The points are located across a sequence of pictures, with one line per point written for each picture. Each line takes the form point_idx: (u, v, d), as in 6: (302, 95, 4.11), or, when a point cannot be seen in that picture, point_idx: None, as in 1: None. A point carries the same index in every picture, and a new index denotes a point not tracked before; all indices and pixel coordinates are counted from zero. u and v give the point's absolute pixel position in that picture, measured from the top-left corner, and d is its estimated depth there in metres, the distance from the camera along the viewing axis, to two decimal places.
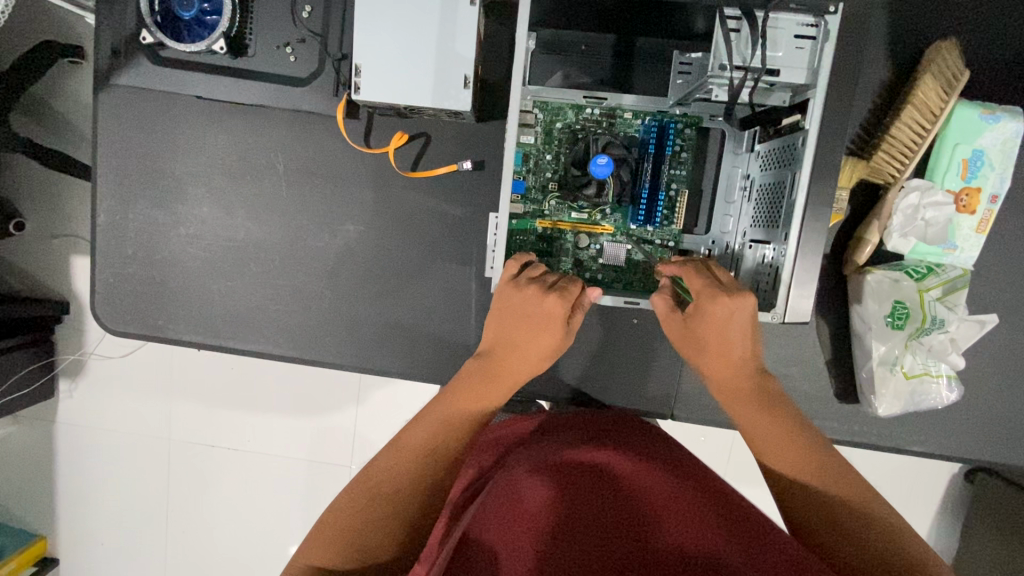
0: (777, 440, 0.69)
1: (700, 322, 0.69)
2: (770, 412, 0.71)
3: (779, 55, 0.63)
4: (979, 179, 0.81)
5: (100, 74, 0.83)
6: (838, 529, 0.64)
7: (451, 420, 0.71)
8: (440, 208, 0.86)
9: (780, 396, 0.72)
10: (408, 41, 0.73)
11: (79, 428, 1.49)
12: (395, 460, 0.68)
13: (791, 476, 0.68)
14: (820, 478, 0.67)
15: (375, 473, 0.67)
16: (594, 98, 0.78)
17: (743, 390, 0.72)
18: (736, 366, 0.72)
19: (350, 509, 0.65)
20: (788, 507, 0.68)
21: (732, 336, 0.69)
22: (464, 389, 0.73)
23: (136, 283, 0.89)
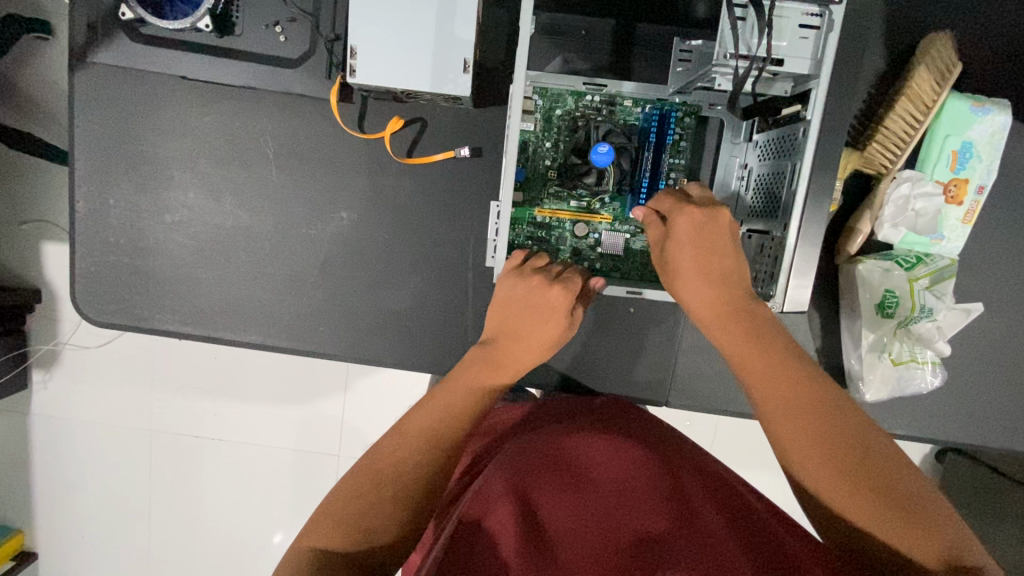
0: (773, 381, 0.62)
1: (697, 244, 0.66)
2: (766, 350, 0.63)
3: (783, 44, 0.63)
4: (967, 170, 0.83)
5: (75, 52, 0.78)
6: (848, 479, 0.56)
7: (450, 403, 0.70)
8: (437, 195, 0.85)
9: (773, 327, 0.65)
10: (406, 22, 0.71)
11: (56, 419, 1.44)
12: (400, 442, 0.67)
13: (795, 419, 0.59)
14: (826, 422, 0.58)
15: (377, 459, 0.65)
16: (594, 85, 0.77)
17: (732, 320, 0.66)
18: (728, 291, 0.66)
19: (352, 493, 0.63)
20: (794, 455, 0.59)
21: (713, 249, 0.66)
22: (465, 374, 0.72)
23: (120, 272, 0.86)
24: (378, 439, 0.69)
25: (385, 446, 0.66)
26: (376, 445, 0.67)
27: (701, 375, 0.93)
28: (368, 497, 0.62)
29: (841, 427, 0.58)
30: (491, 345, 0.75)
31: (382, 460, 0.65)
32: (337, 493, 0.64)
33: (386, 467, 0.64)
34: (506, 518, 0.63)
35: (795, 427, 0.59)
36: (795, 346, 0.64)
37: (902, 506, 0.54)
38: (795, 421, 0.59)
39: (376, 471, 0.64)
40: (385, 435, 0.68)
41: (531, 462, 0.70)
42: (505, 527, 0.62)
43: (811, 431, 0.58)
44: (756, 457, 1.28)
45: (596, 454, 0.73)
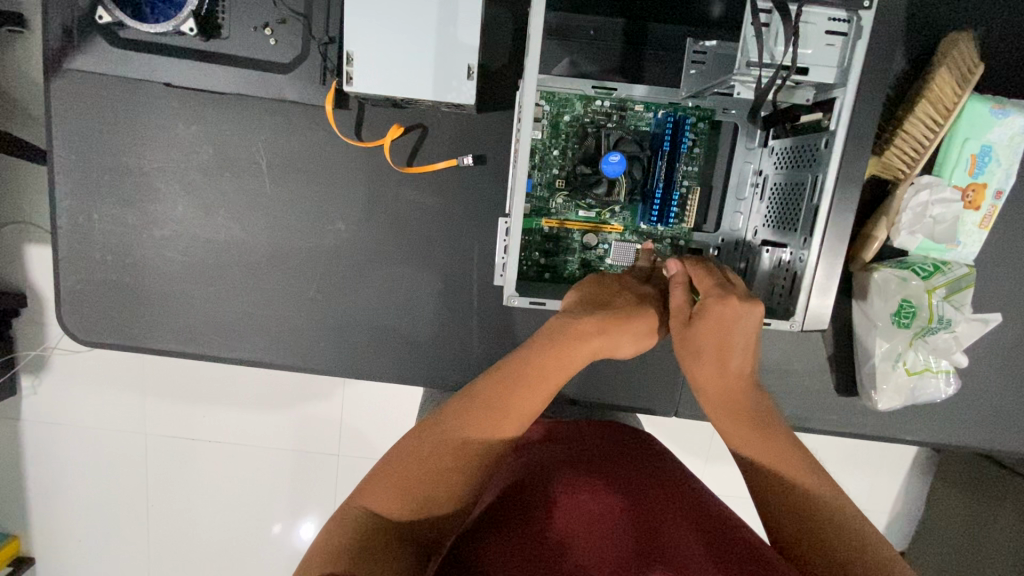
0: (769, 459, 0.64)
1: (708, 326, 0.65)
2: (765, 431, 0.66)
3: (809, 52, 0.59)
4: (986, 174, 0.81)
5: (49, 57, 0.73)
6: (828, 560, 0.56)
7: (504, 409, 0.63)
8: (439, 206, 0.81)
9: (773, 413, 0.68)
10: (406, 25, 0.67)
11: (48, 428, 1.41)
12: (469, 417, 0.62)
13: (784, 496, 0.62)
14: (817, 508, 0.59)
15: (440, 428, 0.62)
16: (603, 89, 0.73)
17: (733, 399, 0.68)
18: (734, 377, 0.68)
19: (408, 457, 0.61)
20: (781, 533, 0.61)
21: (731, 340, 0.65)
22: (515, 374, 0.64)
23: (107, 290, 0.82)
24: (422, 419, 0.65)
25: (430, 430, 0.63)
26: (422, 422, 0.64)
27: None
28: (406, 476, 0.60)
29: (831, 517, 0.59)
30: (549, 333, 0.67)
31: (430, 438, 0.62)
32: (378, 468, 0.62)
33: (432, 449, 0.61)
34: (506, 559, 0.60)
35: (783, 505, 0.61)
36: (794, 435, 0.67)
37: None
38: (786, 499, 0.61)
39: (421, 450, 0.61)
40: (456, 400, 0.64)
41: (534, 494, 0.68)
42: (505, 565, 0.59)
43: (800, 513, 0.60)
44: None
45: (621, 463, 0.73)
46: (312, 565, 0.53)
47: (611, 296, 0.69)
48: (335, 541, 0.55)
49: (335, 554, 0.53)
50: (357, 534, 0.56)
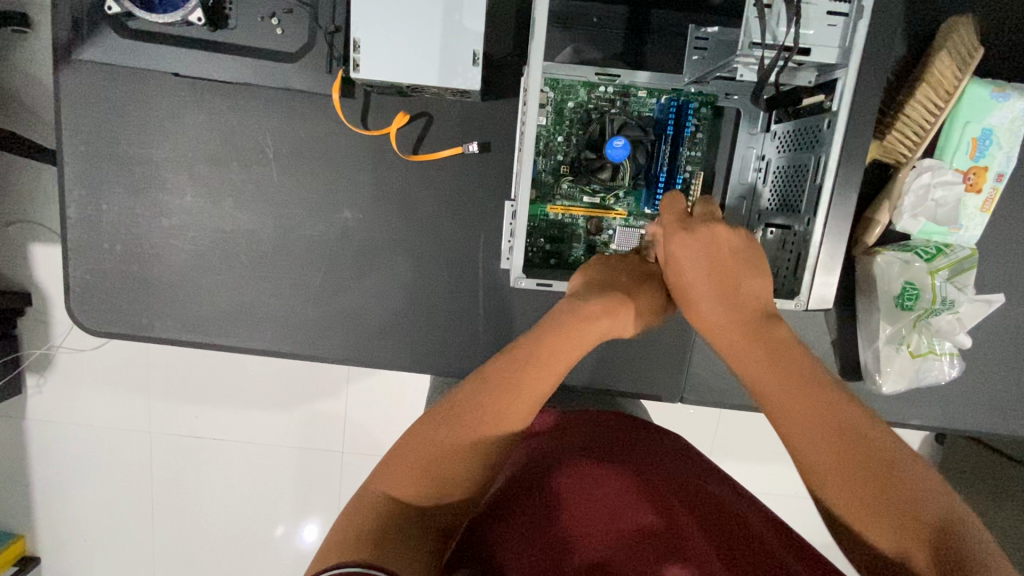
0: (790, 398, 0.56)
1: (716, 272, 0.64)
2: (785, 362, 0.59)
3: (810, 33, 0.60)
4: (987, 158, 0.81)
5: (59, 48, 0.74)
6: (863, 503, 0.50)
7: (516, 388, 0.62)
8: (445, 194, 0.82)
9: (793, 345, 0.61)
10: (411, 12, 0.67)
11: (53, 426, 1.41)
12: (485, 399, 0.61)
13: (811, 438, 0.54)
14: (855, 442, 0.52)
15: (456, 411, 0.61)
16: (607, 76, 0.73)
17: (747, 337, 0.62)
18: (743, 315, 0.63)
19: (426, 443, 0.59)
20: (815, 473, 0.53)
21: (726, 262, 0.64)
22: (526, 356, 0.64)
23: (116, 280, 0.82)
24: (428, 409, 0.64)
25: (438, 420, 0.61)
26: (428, 413, 0.63)
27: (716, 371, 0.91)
28: (420, 465, 0.59)
29: (869, 448, 0.52)
30: (558, 313, 0.67)
31: (439, 426, 0.60)
32: (389, 458, 0.60)
33: (443, 437, 0.59)
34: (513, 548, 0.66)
35: (812, 450, 0.53)
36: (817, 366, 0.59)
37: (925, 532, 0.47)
38: (813, 442, 0.54)
39: (432, 438, 0.60)
40: (467, 384, 0.63)
41: (546, 479, 0.74)
42: (511, 554, 0.66)
43: (828, 440, 0.53)
44: (765, 448, 1.28)
45: (620, 446, 0.78)
46: (331, 554, 0.52)
47: (617, 274, 0.71)
48: (352, 530, 0.54)
49: (355, 542, 0.53)
50: (373, 521, 0.55)
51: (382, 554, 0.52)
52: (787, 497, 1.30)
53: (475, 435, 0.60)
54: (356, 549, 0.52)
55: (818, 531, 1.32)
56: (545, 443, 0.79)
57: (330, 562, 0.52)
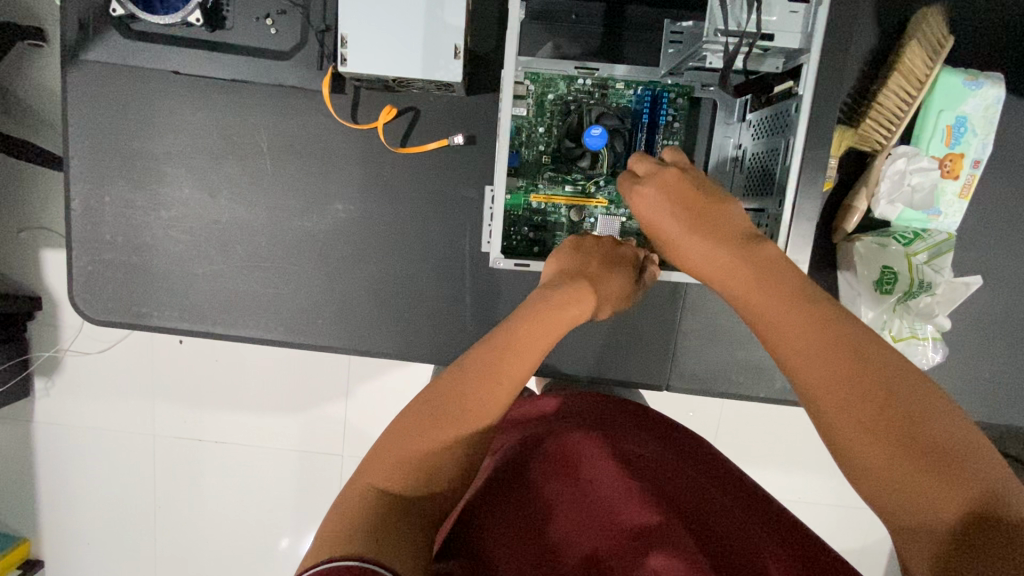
0: (783, 316, 0.54)
1: (689, 214, 0.64)
2: (773, 281, 0.57)
3: (773, 19, 0.63)
4: (962, 145, 0.83)
5: (66, 50, 0.79)
6: (878, 434, 0.47)
7: (495, 376, 0.61)
8: (432, 185, 0.85)
9: (778, 263, 0.59)
10: (396, 9, 0.71)
11: (58, 426, 1.44)
12: (468, 383, 0.60)
13: (817, 365, 0.50)
14: (849, 351, 0.50)
15: (439, 396, 0.60)
16: (586, 69, 0.77)
17: (734, 262, 0.60)
18: (729, 243, 0.61)
19: (410, 430, 0.58)
20: (811, 388, 0.51)
21: (695, 206, 0.64)
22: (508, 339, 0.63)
23: (117, 271, 0.86)
24: (414, 397, 0.62)
25: (425, 409, 0.59)
26: (414, 402, 0.61)
27: (704, 360, 0.91)
28: (409, 456, 0.57)
29: (862, 357, 0.50)
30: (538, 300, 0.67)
31: (428, 416, 0.59)
32: (375, 451, 0.59)
33: (433, 427, 0.58)
34: (503, 539, 0.65)
35: (820, 379, 0.50)
36: (806, 284, 0.57)
37: (932, 454, 0.45)
38: (822, 371, 0.50)
39: (421, 428, 0.58)
40: (448, 372, 0.62)
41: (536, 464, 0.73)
42: (501, 546, 0.65)
43: (822, 354, 0.51)
44: (761, 445, 1.27)
45: (614, 429, 0.78)
46: (324, 548, 0.51)
47: (588, 260, 0.72)
48: (344, 522, 0.53)
49: (350, 532, 0.52)
50: (369, 512, 0.54)
51: (379, 548, 0.51)
52: (785, 495, 1.29)
53: (465, 422, 0.59)
54: (351, 540, 0.51)
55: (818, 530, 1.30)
56: (533, 431, 0.79)
57: (326, 554, 0.50)
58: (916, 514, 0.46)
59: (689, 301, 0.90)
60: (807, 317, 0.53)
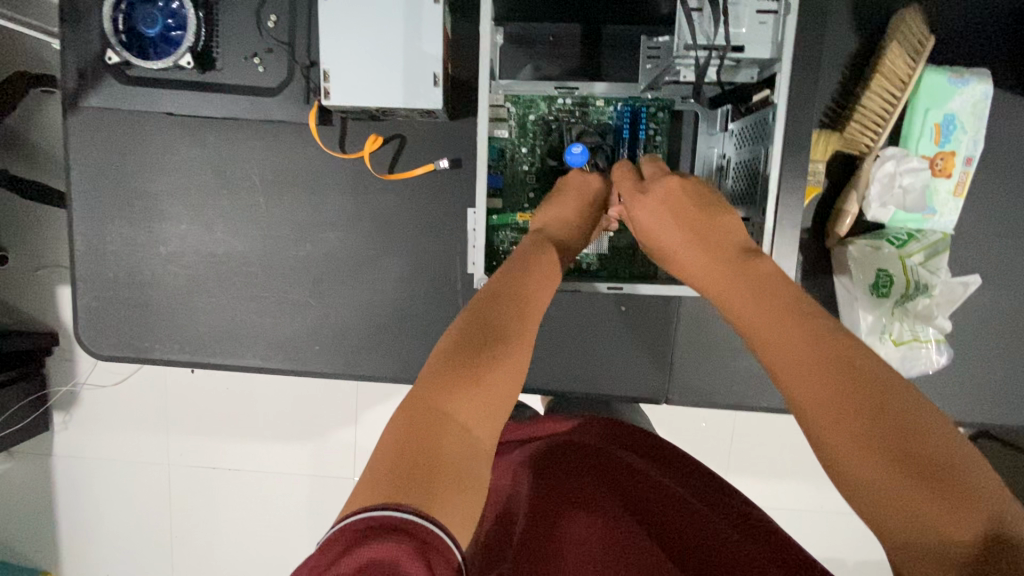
0: (775, 327, 0.53)
1: (681, 218, 0.64)
2: (766, 292, 0.56)
3: (742, 31, 0.64)
4: (952, 143, 0.81)
5: (67, 97, 0.82)
6: (874, 446, 0.45)
7: (523, 300, 0.60)
8: (420, 208, 0.86)
9: (774, 273, 0.57)
10: (375, 42, 0.73)
11: (75, 459, 1.47)
12: (504, 308, 0.58)
13: (812, 376, 0.49)
14: (850, 362, 0.48)
15: (481, 320, 0.57)
16: (565, 88, 0.78)
17: (726, 272, 0.59)
18: (720, 252, 0.61)
19: (457, 347, 0.55)
20: (802, 401, 0.49)
21: (686, 209, 0.64)
22: (525, 275, 0.62)
23: (119, 306, 0.88)
24: (445, 338, 0.56)
25: (470, 350, 0.54)
26: (448, 346, 0.55)
27: (702, 371, 0.90)
28: (459, 403, 0.51)
29: (860, 370, 0.48)
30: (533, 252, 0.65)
31: (478, 359, 0.53)
32: (415, 395, 0.52)
33: (485, 373, 0.53)
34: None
35: (812, 391, 0.49)
36: (800, 294, 0.56)
37: (940, 478, 0.42)
38: (816, 384, 0.49)
39: (471, 374, 0.52)
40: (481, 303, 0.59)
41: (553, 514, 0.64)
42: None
43: (813, 369, 0.49)
44: (774, 457, 1.24)
45: (624, 453, 0.74)
46: (374, 496, 0.45)
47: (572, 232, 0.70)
48: (396, 467, 0.47)
49: (406, 477, 0.46)
50: (421, 458, 0.47)
51: (440, 505, 0.45)
52: (803, 507, 1.25)
53: (512, 373, 0.55)
54: (406, 489, 0.45)
55: (839, 543, 1.26)
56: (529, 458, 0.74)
57: (376, 503, 0.44)
58: (916, 535, 0.43)
59: (684, 313, 0.89)
60: (803, 332, 0.52)
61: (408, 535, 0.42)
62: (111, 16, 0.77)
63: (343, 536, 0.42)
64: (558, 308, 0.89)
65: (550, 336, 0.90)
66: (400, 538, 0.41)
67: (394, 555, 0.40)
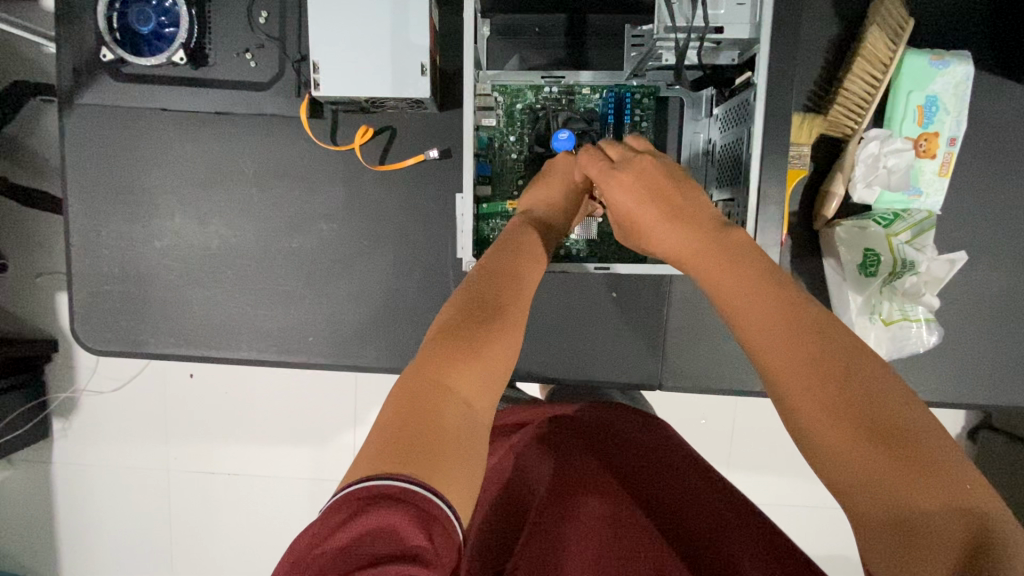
0: (747, 305, 0.53)
1: (653, 199, 0.64)
2: (740, 270, 0.56)
3: (721, 13, 0.66)
4: (936, 124, 0.82)
5: (63, 96, 0.84)
6: (843, 423, 0.45)
7: (510, 278, 0.60)
8: (410, 199, 0.87)
9: (747, 250, 0.57)
10: (363, 34, 0.75)
11: (73, 464, 1.47)
12: (496, 285, 0.58)
13: (784, 354, 0.49)
14: (820, 339, 0.49)
15: (458, 302, 0.57)
16: (551, 77, 0.79)
17: (700, 252, 0.59)
18: (695, 231, 0.61)
19: (453, 323, 0.54)
20: (774, 378, 0.50)
21: (658, 188, 0.64)
22: (496, 260, 0.61)
23: (115, 301, 0.89)
24: (440, 315, 0.56)
25: (466, 325, 0.54)
26: (443, 323, 0.55)
27: (695, 356, 0.90)
28: (457, 376, 0.51)
29: (829, 346, 0.48)
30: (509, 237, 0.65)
31: (474, 334, 0.53)
32: (413, 370, 0.52)
33: (482, 348, 0.53)
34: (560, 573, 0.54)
35: (783, 367, 0.49)
36: (775, 270, 0.55)
37: (907, 452, 0.43)
38: (787, 361, 0.49)
39: (467, 349, 0.52)
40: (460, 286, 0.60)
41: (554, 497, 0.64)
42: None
43: (785, 347, 0.49)
44: (773, 447, 1.24)
45: (613, 437, 0.74)
46: (374, 468, 0.45)
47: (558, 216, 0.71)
48: (394, 439, 0.46)
49: (405, 450, 0.45)
50: (419, 433, 0.47)
51: (440, 476, 0.45)
52: (803, 498, 1.24)
53: (509, 349, 0.55)
54: (409, 461, 0.45)
55: (841, 534, 1.25)
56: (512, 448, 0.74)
57: (377, 473, 0.44)
58: (884, 509, 0.44)
59: (675, 298, 0.89)
60: (776, 309, 0.52)
61: (410, 505, 0.42)
62: (106, 14, 0.78)
63: (346, 503, 0.42)
64: (550, 296, 0.90)
65: (543, 325, 0.90)
66: (403, 508, 0.42)
67: (394, 523, 0.41)
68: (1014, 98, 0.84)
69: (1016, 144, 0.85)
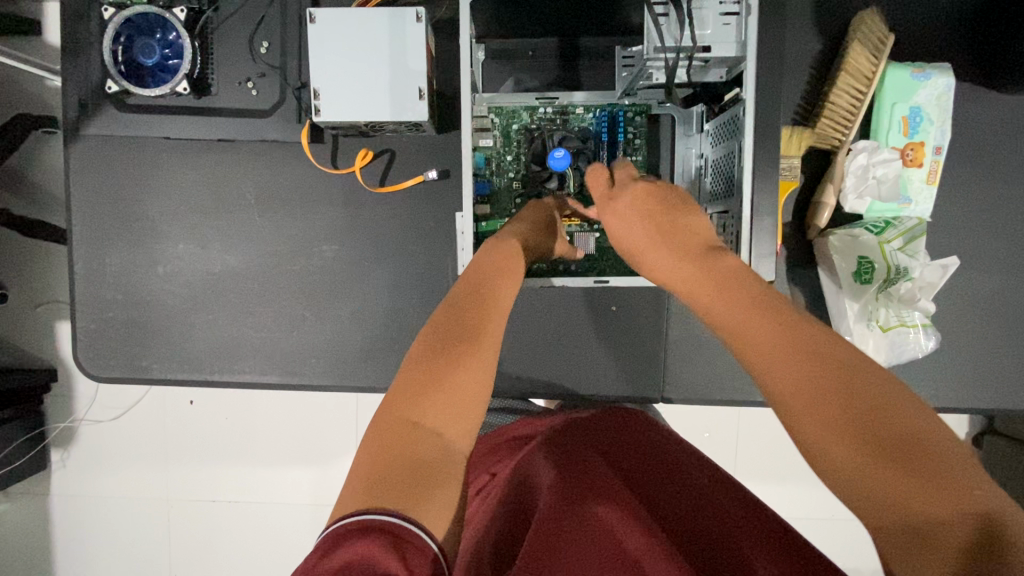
0: (740, 322, 0.54)
1: (652, 222, 0.66)
2: (733, 290, 0.57)
3: (708, 32, 0.69)
4: (921, 134, 0.84)
5: (68, 128, 0.86)
6: (845, 433, 0.45)
7: (482, 302, 0.61)
8: (411, 218, 0.88)
9: (741, 271, 0.59)
10: (362, 61, 0.77)
11: (71, 496, 1.45)
12: (461, 316, 0.59)
13: (782, 363, 0.50)
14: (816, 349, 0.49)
15: (437, 331, 0.58)
16: (546, 98, 0.82)
17: (698, 271, 0.61)
18: (690, 253, 0.63)
19: (419, 358, 0.55)
20: (775, 392, 0.50)
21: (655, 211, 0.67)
22: (481, 285, 0.62)
23: (118, 328, 0.89)
24: (409, 352, 0.57)
25: (433, 356, 0.55)
26: (410, 359, 0.56)
27: (696, 368, 0.91)
28: (425, 410, 0.52)
29: (823, 355, 0.49)
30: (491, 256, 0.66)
31: (441, 367, 0.54)
32: (383, 410, 0.53)
33: (448, 379, 0.53)
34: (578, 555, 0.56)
35: (783, 379, 0.49)
36: (769, 288, 0.57)
37: (912, 459, 0.42)
38: (786, 372, 0.49)
39: (433, 382, 0.53)
40: (436, 314, 0.60)
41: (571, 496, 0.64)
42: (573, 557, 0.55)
43: (780, 359, 0.50)
44: (778, 458, 1.23)
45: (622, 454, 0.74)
46: (357, 501, 0.46)
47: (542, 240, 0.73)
48: (375, 479, 0.47)
49: (381, 484, 0.46)
50: (391, 467, 0.48)
51: (418, 506, 0.45)
52: (811, 509, 1.23)
53: (477, 375, 0.55)
54: (387, 496, 0.45)
55: (851, 545, 1.24)
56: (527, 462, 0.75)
57: (356, 509, 0.45)
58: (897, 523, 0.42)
59: (674, 309, 0.90)
60: (770, 323, 0.52)
61: (386, 535, 0.42)
62: (111, 48, 0.81)
63: (326, 540, 0.42)
64: (550, 311, 0.90)
65: (544, 339, 0.91)
66: (378, 536, 0.42)
67: (372, 553, 0.40)
68: (994, 108, 0.87)
69: (999, 151, 0.87)
